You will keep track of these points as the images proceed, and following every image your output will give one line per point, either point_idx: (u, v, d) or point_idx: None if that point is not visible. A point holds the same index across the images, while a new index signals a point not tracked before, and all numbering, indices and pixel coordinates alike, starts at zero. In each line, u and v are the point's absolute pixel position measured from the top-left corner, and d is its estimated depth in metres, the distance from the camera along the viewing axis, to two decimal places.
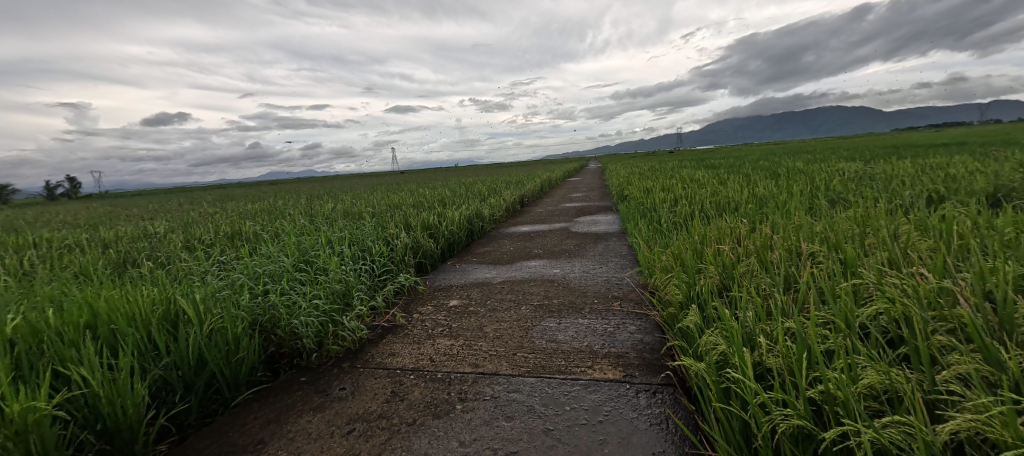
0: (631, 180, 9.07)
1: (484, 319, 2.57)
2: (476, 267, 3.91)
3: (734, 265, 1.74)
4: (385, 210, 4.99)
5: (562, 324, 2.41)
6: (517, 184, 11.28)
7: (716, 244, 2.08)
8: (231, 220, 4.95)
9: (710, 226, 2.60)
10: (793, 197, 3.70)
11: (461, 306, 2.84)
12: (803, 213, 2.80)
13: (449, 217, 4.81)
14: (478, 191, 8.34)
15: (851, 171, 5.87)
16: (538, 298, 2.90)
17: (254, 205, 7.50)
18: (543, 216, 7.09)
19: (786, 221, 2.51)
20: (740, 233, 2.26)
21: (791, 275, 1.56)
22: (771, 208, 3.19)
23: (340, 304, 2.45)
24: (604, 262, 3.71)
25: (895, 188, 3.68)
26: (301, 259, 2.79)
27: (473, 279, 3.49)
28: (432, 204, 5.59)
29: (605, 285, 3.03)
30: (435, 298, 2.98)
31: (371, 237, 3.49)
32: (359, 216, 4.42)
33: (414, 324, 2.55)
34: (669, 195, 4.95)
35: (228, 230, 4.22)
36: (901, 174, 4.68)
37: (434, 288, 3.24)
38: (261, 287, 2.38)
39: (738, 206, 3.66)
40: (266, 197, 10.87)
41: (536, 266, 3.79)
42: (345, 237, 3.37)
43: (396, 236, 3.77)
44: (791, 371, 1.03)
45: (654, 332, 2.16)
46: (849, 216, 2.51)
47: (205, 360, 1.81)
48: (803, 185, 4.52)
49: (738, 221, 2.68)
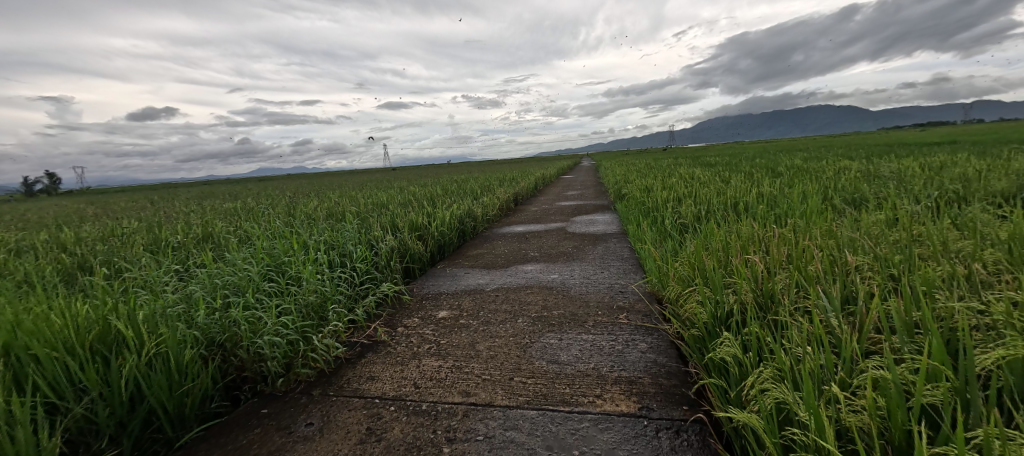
0: (627, 179, 8.84)
1: (476, 334, 2.31)
2: (469, 272, 3.63)
3: (768, 279, 1.49)
4: (370, 210, 4.67)
5: (564, 340, 2.15)
6: (510, 182, 10.99)
7: (740, 254, 1.83)
8: (200, 221, 4.55)
9: (728, 231, 2.35)
10: (805, 198, 3.47)
11: (451, 318, 2.57)
12: (826, 217, 2.57)
13: (438, 218, 4.51)
14: (469, 189, 8.02)
15: (855, 169, 5.68)
16: (535, 309, 2.64)
17: (229, 204, 7.03)
18: (538, 215, 6.81)
19: (810, 226, 2.27)
20: (765, 239, 2.01)
21: (840, 293, 1.32)
22: (788, 210, 2.95)
23: (313, 319, 2.15)
24: (605, 267, 3.46)
25: (914, 189, 3.46)
26: (271, 266, 2.48)
27: (464, 286, 3.21)
28: (421, 204, 5.27)
29: (609, 294, 2.79)
30: (423, 309, 2.71)
31: (353, 241, 3.18)
32: (341, 216, 4.08)
33: (397, 341, 2.27)
34: (671, 194, 4.69)
35: (196, 232, 3.85)
36: (911, 173, 4.48)
37: (422, 297, 2.96)
38: (221, 301, 2.07)
39: (748, 207, 3.42)
40: (247, 196, 10.32)
41: (533, 271, 3.53)
42: (323, 241, 3.06)
43: (380, 240, 3.47)
44: (887, 438, 0.78)
45: (668, 352, 1.91)
46: (878, 218, 2.28)
47: (143, 394, 1.52)
48: (812, 185, 4.30)
49: (756, 225, 2.43)
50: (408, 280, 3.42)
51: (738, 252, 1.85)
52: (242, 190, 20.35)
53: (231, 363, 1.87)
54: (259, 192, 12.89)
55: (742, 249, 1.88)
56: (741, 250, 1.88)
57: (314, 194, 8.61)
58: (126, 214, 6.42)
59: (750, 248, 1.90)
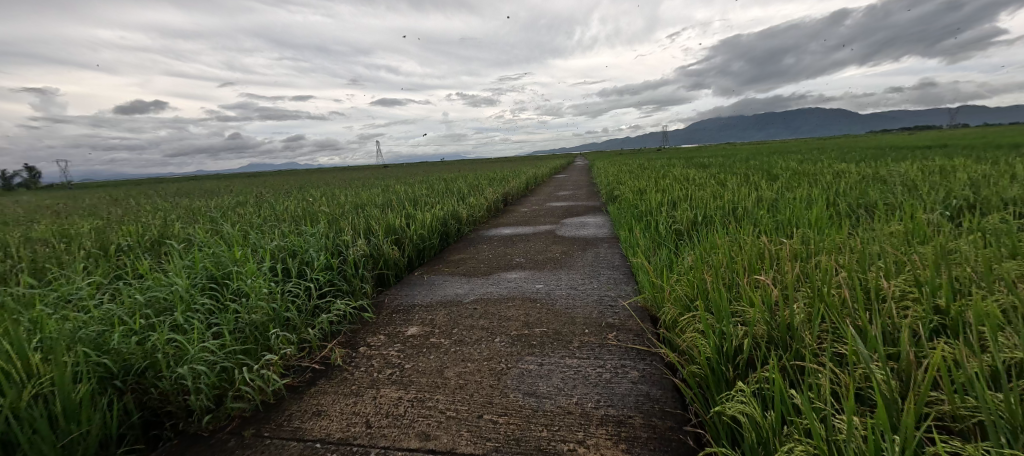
0: (620, 180, 8.59)
1: (446, 357, 2.03)
2: (447, 280, 3.36)
3: (785, 307, 1.24)
4: (345, 212, 4.36)
5: (545, 366, 1.89)
6: (500, 181, 10.70)
7: (748, 273, 1.57)
8: (155, 222, 4.15)
9: (732, 243, 2.09)
10: (808, 205, 3.24)
11: (421, 337, 2.29)
12: (837, 228, 2.33)
13: (418, 221, 4.21)
14: (457, 189, 7.71)
15: (854, 173, 5.50)
16: (516, 325, 2.37)
17: (199, 201, 6.62)
18: (527, 217, 6.53)
19: (822, 239, 2.03)
20: (774, 256, 1.76)
21: (878, 332, 1.07)
22: (793, 218, 2.72)
23: (254, 342, 1.85)
24: (594, 276, 3.21)
25: (924, 195, 3.25)
26: (214, 279, 2.18)
27: (440, 297, 2.94)
28: (402, 205, 4.96)
29: (597, 309, 2.53)
30: (391, 326, 2.44)
31: (317, 246, 2.88)
32: (310, 218, 3.76)
33: (356, 364, 1.99)
34: (666, 197, 4.44)
35: (148, 235, 3.51)
36: (914, 178, 4.29)
37: (392, 311, 2.68)
38: (144, 321, 1.77)
39: (749, 213, 3.19)
40: (226, 193, 9.88)
41: (516, 280, 3.26)
42: (284, 246, 2.75)
43: (350, 244, 3.18)
44: None
45: (662, 383, 1.66)
46: (897, 230, 2.04)
47: (16, 444, 1.22)
48: (812, 189, 4.08)
49: (760, 237, 2.19)
50: (380, 291, 3.13)
51: (746, 269, 1.60)
52: (226, 186, 19.75)
53: (151, 395, 1.58)
54: (240, 188, 12.40)
55: (751, 267, 1.62)
56: (749, 268, 1.62)
57: (294, 193, 8.23)
58: (86, 211, 5.98)
59: (758, 264, 1.64)
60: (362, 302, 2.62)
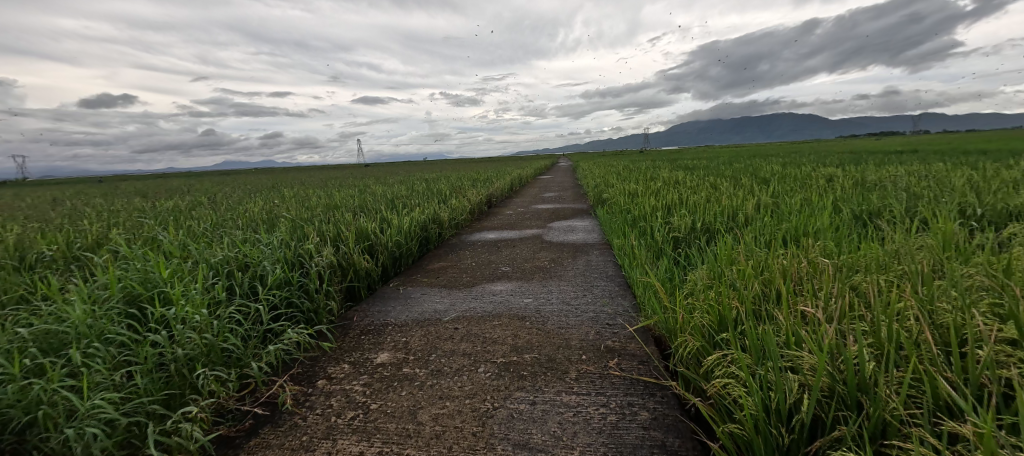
0: (607, 182, 8.40)
1: (422, 394, 1.71)
2: (426, 293, 3.03)
3: (851, 352, 0.97)
4: (313, 216, 3.94)
5: (539, 405, 1.60)
6: (483, 182, 10.39)
7: (784, 302, 1.31)
8: (89, 227, 3.63)
9: (750, 259, 1.85)
10: (812, 212, 3.06)
11: (392, 366, 1.97)
12: (857, 241, 2.13)
13: (395, 226, 3.88)
14: (438, 190, 7.35)
15: (844, 177, 5.42)
16: (503, 350, 2.07)
17: (151, 202, 5.96)
18: (512, 220, 6.24)
19: (850, 254, 1.81)
20: (805, 280, 1.52)
21: (991, 396, 0.81)
22: (804, 228, 2.51)
23: (180, 385, 1.50)
24: (586, 288, 2.95)
25: (931, 201, 3.11)
26: (136, 301, 1.79)
27: (417, 315, 2.61)
28: (377, 208, 4.56)
29: (593, 329, 2.26)
30: (357, 352, 2.10)
31: (273, 258, 2.50)
32: (272, 224, 3.36)
33: (310, 406, 1.65)
34: (659, 201, 4.23)
35: (75, 243, 3.01)
36: (909, 183, 4.20)
37: (361, 333, 2.34)
38: (32, 362, 1.39)
39: (753, 222, 2.97)
40: (187, 193, 9.17)
41: (502, 292, 2.96)
42: (233, 257, 2.37)
43: (315, 254, 2.81)
44: None
45: (679, 427, 1.39)
46: (928, 243, 1.83)
47: None
48: (811, 194, 3.92)
49: (777, 250, 1.95)
50: (348, 307, 2.78)
51: (782, 296, 1.33)
52: (193, 184, 18.64)
53: None
54: (203, 187, 11.55)
55: (785, 292, 1.36)
56: (782, 293, 1.36)
57: (261, 193, 7.62)
58: (14, 214, 5.26)
59: (792, 288, 1.38)
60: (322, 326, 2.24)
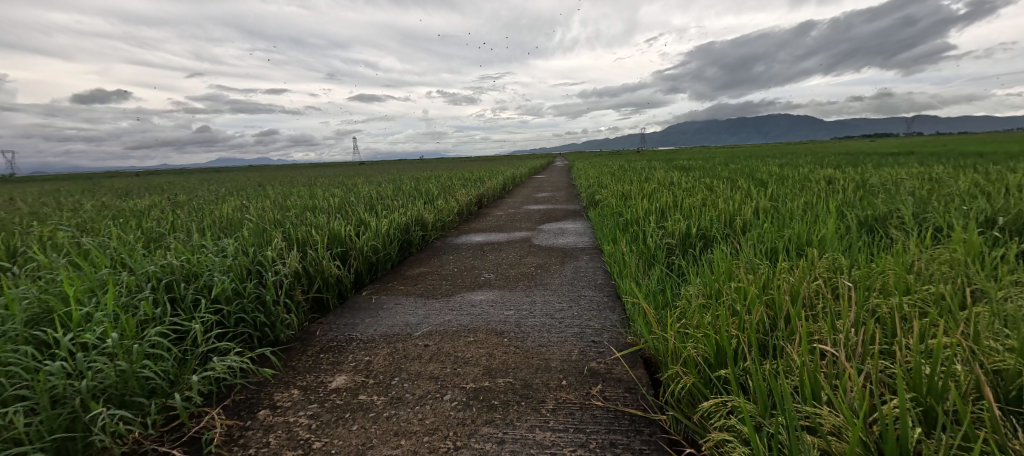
0: (601, 182, 8.20)
1: (376, 429, 1.49)
2: (400, 303, 2.81)
3: (889, 408, 0.76)
4: (283, 218, 3.69)
5: (508, 445, 1.38)
6: (475, 181, 10.16)
7: (796, 335, 1.09)
8: (34, 229, 3.34)
9: (751, 276, 1.64)
10: (813, 218, 2.86)
11: (348, 392, 1.74)
12: (868, 253, 1.93)
13: (372, 230, 3.65)
14: (426, 190, 7.10)
15: (844, 180, 5.24)
16: (475, 373, 1.85)
17: (116, 202, 5.61)
18: (502, 221, 6.02)
19: (862, 271, 1.61)
20: (816, 306, 1.31)
21: None
22: (807, 237, 2.32)
23: (81, 426, 1.28)
24: (572, 298, 2.73)
25: (938, 207, 2.93)
26: (48, 319, 1.56)
27: (386, 329, 2.38)
28: (355, 210, 4.32)
29: (577, 347, 2.05)
30: (312, 375, 1.87)
31: (227, 266, 2.27)
32: (235, 227, 3.12)
33: (243, 444, 1.42)
34: (652, 204, 4.03)
35: (12, 247, 2.75)
36: (914, 187, 4.01)
37: (321, 351, 2.12)
38: None
39: (752, 230, 2.77)
40: (164, 190, 8.82)
41: (482, 303, 2.74)
42: (180, 266, 2.14)
43: (278, 260, 2.58)
44: None
45: None
46: (950, 259, 1.63)
47: None
48: (811, 198, 3.73)
49: (780, 264, 1.75)
50: (313, 320, 2.56)
51: (794, 327, 1.12)
52: (179, 182, 18.16)
53: None
54: (184, 185, 11.14)
55: (797, 319, 1.14)
56: (794, 322, 1.14)
57: (239, 193, 7.27)
58: None
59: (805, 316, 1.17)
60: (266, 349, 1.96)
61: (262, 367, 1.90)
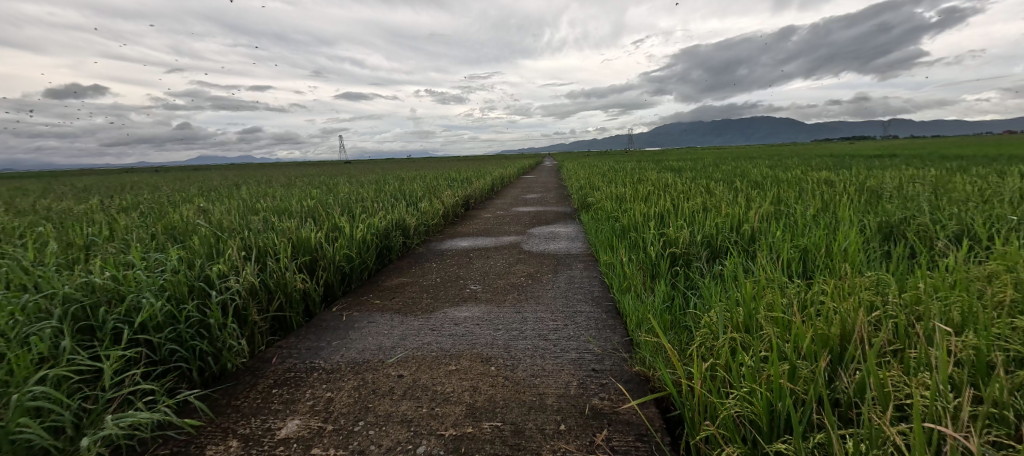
0: (593, 184, 7.92)
1: None
2: (374, 321, 2.49)
3: None
4: (245, 223, 3.31)
5: None
6: (462, 182, 9.81)
7: (881, 401, 0.84)
8: None
9: (785, 304, 1.38)
10: (827, 226, 2.63)
11: (301, 442, 1.42)
12: (906, 271, 1.69)
13: (345, 237, 3.31)
14: (410, 191, 6.71)
15: (844, 183, 5.08)
16: (457, 414, 1.55)
17: (59, 205, 5.01)
18: (489, 225, 5.70)
19: (914, 298, 1.37)
20: (881, 351, 1.06)
21: None
22: (830, 251, 2.08)
23: None
24: (566, 314, 2.46)
25: (959, 214, 2.73)
26: None
27: (356, 354, 2.07)
28: (329, 214, 3.94)
29: (575, 378, 1.77)
30: (258, 418, 1.56)
31: (163, 282, 1.93)
32: (183, 235, 2.74)
33: None
34: (649, 208, 3.78)
35: None
36: (921, 191, 3.84)
37: (277, 385, 1.81)
38: None
39: (764, 240, 2.53)
40: (123, 189, 8.15)
41: (467, 321, 2.45)
42: (104, 283, 1.80)
43: (230, 274, 2.25)
44: None
45: None
46: (1012, 281, 1.39)
47: None
48: (818, 203, 3.52)
49: (813, 287, 1.49)
50: (272, 343, 2.23)
51: (877, 387, 0.86)
52: (150, 181, 17.20)
53: None
54: (150, 185, 10.40)
55: (878, 378, 0.89)
56: (872, 381, 0.89)
57: (206, 194, 6.68)
58: None
59: (883, 372, 0.91)
60: (190, 396, 1.60)
61: (186, 417, 1.55)
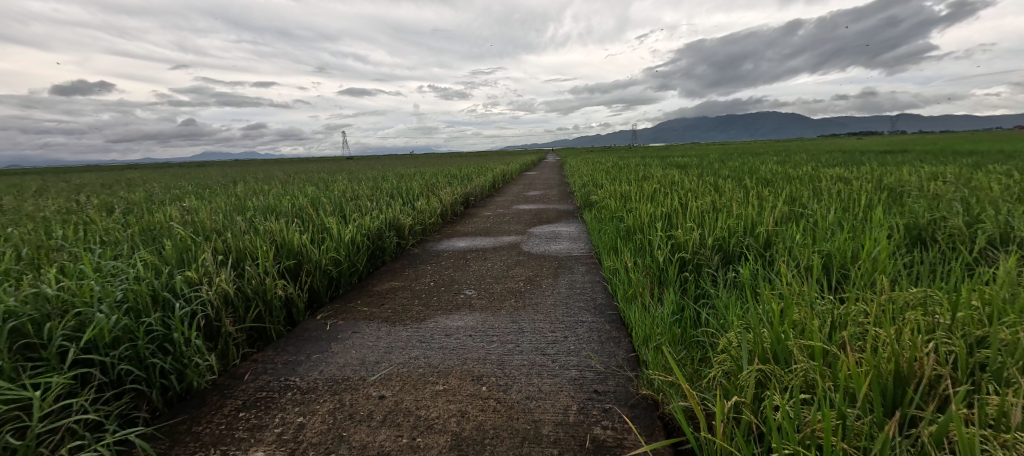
0: (596, 181, 7.70)
1: None
2: (360, 330, 2.32)
3: None
4: (227, 224, 3.13)
5: None
6: (463, 179, 9.60)
7: None
8: None
9: (819, 326, 1.19)
10: (851, 230, 2.41)
11: None
12: (953, 284, 1.49)
13: (333, 238, 3.13)
14: (407, 189, 6.52)
15: (861, 181, 4.83)
16: (442, 447, 1.37)
17: (43, 203, 4.84)
18: (489, 224, 5.51)
19: (973, 320, 1.17)
20: (950, 394, 0.86)
21: None
22: (860, 259, 1.87)
23: None
24: (567, 325, 2.27)
25: (997, 216, 2.50)
26: None
27: (336, 370, 1.89)
28: (317, 214, 3.73)
29: (575, 401, 1.59)
30: (218, 449, 1.39)
31: (122, 292, 1.76)
32: (157, 239, 2.56)
33: None
34: (655, 208, 3.57)
35: None
36: (949, 191, 3.59)
37: (246, 407, 1.64)
38: None
39: (783, 245, 2.32)
40: (116, 187, 7.99)
41: (459, 331, 2.26)
42: (57, 294, 1.64)
43: (202, 282, 2.08)
44: None
45: None
46: None
47: None
48: (837, 203, 3.29)
49: (850, 306, 1.28)
50: (248, 356, 2.07)
51: None
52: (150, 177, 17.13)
53: None
54: (143, 182, 10.14)
55: (963, 441, 0.69)
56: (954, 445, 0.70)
57: (197, 191, 6.50)
58: None
59: (964, 430, 0.72)
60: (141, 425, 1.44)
61: (140, 447, 1.40)
